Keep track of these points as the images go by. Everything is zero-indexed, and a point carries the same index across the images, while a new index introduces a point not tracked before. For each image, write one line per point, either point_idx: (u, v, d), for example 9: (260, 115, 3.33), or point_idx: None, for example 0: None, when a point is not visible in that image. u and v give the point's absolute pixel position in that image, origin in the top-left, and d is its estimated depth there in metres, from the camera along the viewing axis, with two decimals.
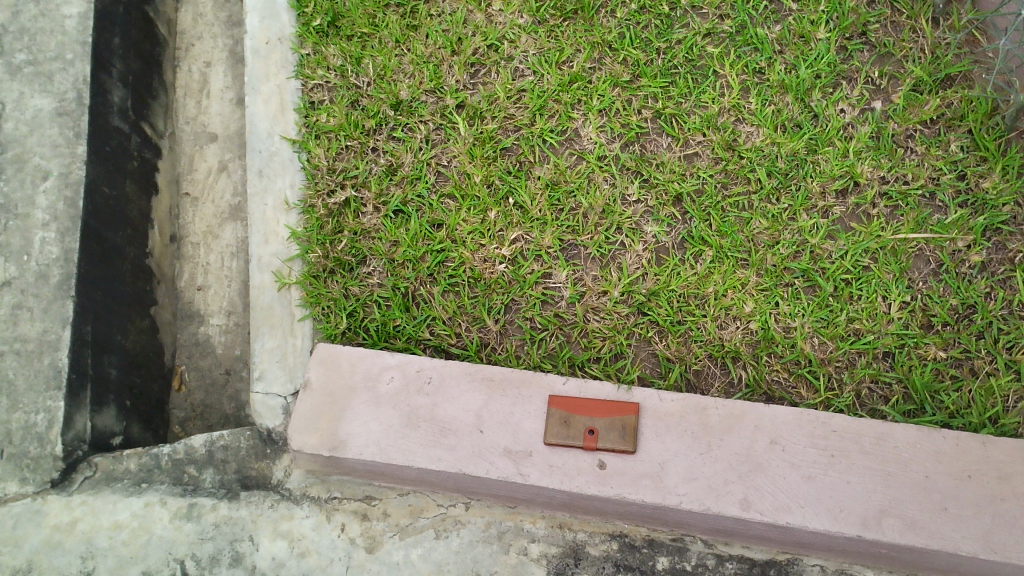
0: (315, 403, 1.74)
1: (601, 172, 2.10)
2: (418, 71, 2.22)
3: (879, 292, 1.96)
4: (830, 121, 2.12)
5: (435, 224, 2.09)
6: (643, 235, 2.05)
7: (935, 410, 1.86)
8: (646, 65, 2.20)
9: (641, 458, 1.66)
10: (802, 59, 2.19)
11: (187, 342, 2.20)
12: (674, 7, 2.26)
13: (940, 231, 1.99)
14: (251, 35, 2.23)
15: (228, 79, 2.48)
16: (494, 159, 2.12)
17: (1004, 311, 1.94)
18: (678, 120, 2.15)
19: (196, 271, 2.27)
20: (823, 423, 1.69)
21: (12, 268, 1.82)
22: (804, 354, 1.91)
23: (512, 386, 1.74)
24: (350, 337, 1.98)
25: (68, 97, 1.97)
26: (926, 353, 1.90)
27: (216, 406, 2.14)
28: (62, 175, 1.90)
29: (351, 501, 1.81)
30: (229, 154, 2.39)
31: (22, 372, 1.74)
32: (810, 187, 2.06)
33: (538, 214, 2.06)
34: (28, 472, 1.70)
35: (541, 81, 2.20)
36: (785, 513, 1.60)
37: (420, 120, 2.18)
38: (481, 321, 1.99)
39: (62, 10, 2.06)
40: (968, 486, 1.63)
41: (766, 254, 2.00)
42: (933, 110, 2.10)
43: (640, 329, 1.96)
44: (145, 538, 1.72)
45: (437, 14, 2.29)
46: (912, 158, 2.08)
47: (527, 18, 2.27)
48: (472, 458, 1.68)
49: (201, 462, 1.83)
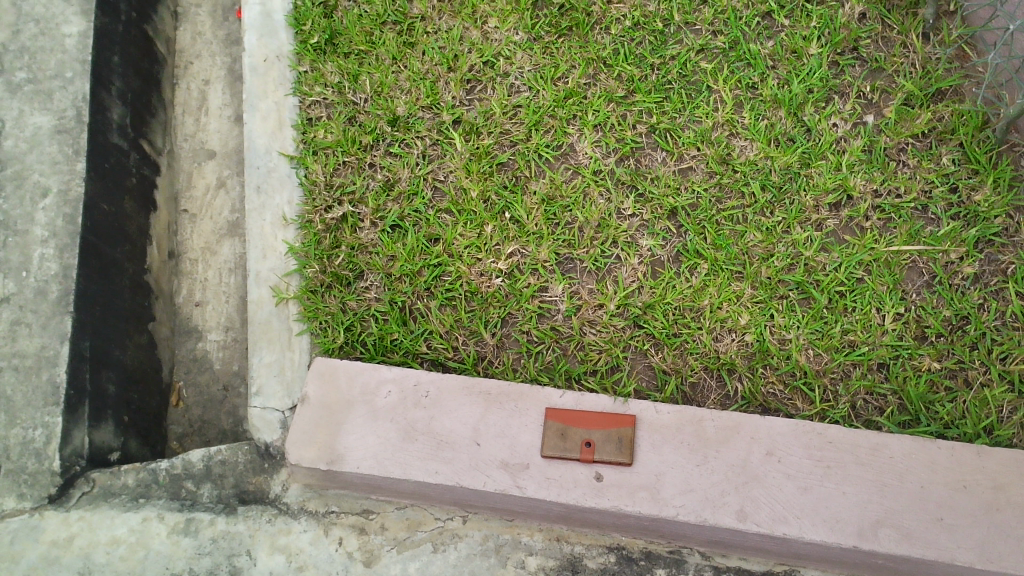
0: (313, 417, 1.75)
1: (597, 187, 2.12)
2: (415, 87, 2.24)
3: (873, 304, 1.97)
4: (823, 135, 2.14)
5: (432, 239, 2.10)
6: (639, 249, 2.06)
7: (931, 421, 1.87)
8: (641, 81, 2.23)
9: (638, 470, 1.67)
10: (795, 74, 2.22)
11: (184, 357, 2.21)
12: (668, 24, 2.29)
13: (933, 243, 2.01)
14: (250, 52, 2.25)
15: (226, 97, 2.50)
16: (491, 174, 2.14)
17: (997, 322, 1.95)
18: (673, 134, 2.17)
19: (194, 287, 2.28)
20: (818, 434, 1.70)
21: (12, 284, 1.83)
22: (799, 366, 1.92)
23: (509, 399, 1.75)
24: (347, 352, 1.99)
25: (68, 115, 1.99)
26: (920, 364, 1.91)
27: (214, 422, 2.14)
28: (62, 192, 1.91)
29: (349, 515, 1.81)
30: (228, 170, 2.41)
31: (20, 387, 1.75)
32: (803, 201, 2.08)
33: (534, 228, 2.08)
34: (26, 487, 1.70)
35: (537, 97, 2.22)
36: (782, 524, 1.61)
37: (417, 136, 2.20)
38: (478, 335, 2.00)
39: (63, 29, 2.09)
40: (964, 496, 1.63)
41: (761, 266, 2.01)
42: (924, 124, 2.12)
43: (636, 341, 1.97)
44: (142, 554, 1.72)
45: (433, 31, 2.31)
46: (904, 171, 2.10)
47: (523, 35, 2.29)
48: (469, 471, 1.68)
49: (199, 477, 1.83)
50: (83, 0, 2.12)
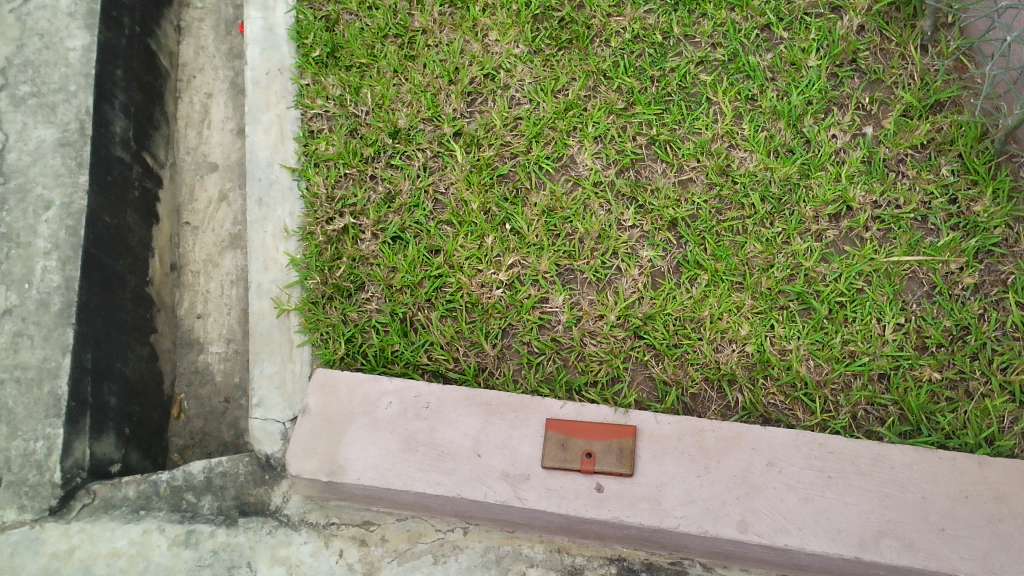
0: (314, 428, 1.75)
1: (597, 199, 2.13)
2: (416, 100, 2.26)
3: (873, 314, 1.98)
4: (822, 146, 2.15)
5: (432, 250, 2.11)
6: (639, 260, 2.07)
7: (931, 432, 1.86)
8: (641, 93, 2.25)
9: (639, 481, 1.67)
10: (794, 86, 2.23)
11: (186, 369, 2.21)
12: (668, 36, 2.31)
13: (933, 253, 2.01)
14: (252, 66, 2.28)
15: (229, 110, 2.52)
16: (491, 186, 2.15)
17: (997, 332, 1.96)
18: (673, 146, 2.18)
19: (196, 298, 2.28)
20: (820, 445, 1.70)
21: (14, 296, 1.84)
22: (800, 376, 1.92)
23: (510, 410, 1.75)
24: (348, 363, 2.00)
25: (72, 128, 2.01)
26: (922, 374, 1.91)
27: (215, 434, 2.14)
28: (65, 204, 1.92)
29: (350, 527, 1.80)
30: (230, 183, 2.42)
31: (22, 399, 1.75)
32: (803, 212, 2.08)
33: (534, 239, 2.08)
34: (27, 499, 1.70)
35: (537, 109, 2.24)
36: (784, 535, 1.61)
37: (418, 148, 2.21)
38: (479, 346, 2.01)
39: (66, 43, 2.10)
40: (966, 507, 1.63)
41: (761, 277, 2.02)
42: (923, 135, 2.13)
43: (637, 352, 1.98)
44: (142, 565, 1.72)
45: (435, 44, 2.33)
46: (903, 182, 2.11)
47: (524, 48, 2.31)
48: (470, 482, 1.68)
49: (200, 489, 1.82)
50: (87, 15, 2.15)
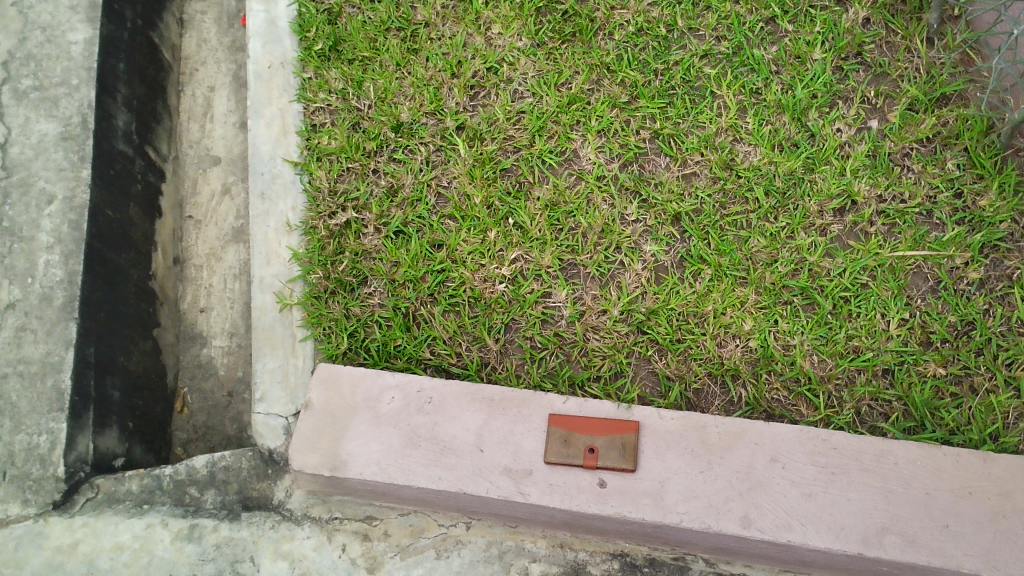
0: (317, 423, 1.75)
1: (600, 193, 2.12)
2: (418, 93, 2.25)
3: (878, 309, 1.97)
4: (828, 140, 2.14)
5: (435, 245, 2.11)
6: (643, 254, 2.06)
7: (935, 427, 1.86)
8: (644, 86, 2.23)
9: (642, 476, 1.67)
10: (799, 79, 2.21)
11: (189, 363, 2.21)
12: (672, 29, 2.29)
13: (938, 248, 2.00)
14: (254, 59, 2.26)
15: (231, 103, 2.51)
16: (494, 180, 2.15)
17: (1003, 327, 1.94)
18: (676, 140, 2.17)
19: (198, 292, 2.28)
20: (823, 440, 1.69)
21: (17, 290, 1.84)
22: (803, 372, 1.92)
23: (512, 406, 1.75)
24: (351, 358, 2.00)
25: (74, 122, 2.00)
26: (926, 370, 1.91)
27: (218, 428, 2.14)
28: (68, 198, 1.92)
29: (352, 522, 1.81)
30: (233, 176, 2.41)
31: (24, 393, 1.75)
32: (808, 206, 2.07)
33: (537, 235, 2.08)
34: (30, 493, 1.71)
35: (540, 103, 2.23)
36: (786, 531, 1.60)
37: (420, 142, 2.20)
38: (481, 341, 2.00)
39: (68, 36, 2.10)
40: (969, 503, 1.62)
41: (765, 272, 2.01)
42: (929, 129, 2.12)
43: (640, 348, 1.97)
44: (146, 560, 1.72)
45: (437, 38, 2.32)
46: (909, 176, 2.10)
47: (526, 41, 2.30)
48: (472, 477, 1.68)
49: (203, 483, 1.83)
50: (90, 8, 2.14)
